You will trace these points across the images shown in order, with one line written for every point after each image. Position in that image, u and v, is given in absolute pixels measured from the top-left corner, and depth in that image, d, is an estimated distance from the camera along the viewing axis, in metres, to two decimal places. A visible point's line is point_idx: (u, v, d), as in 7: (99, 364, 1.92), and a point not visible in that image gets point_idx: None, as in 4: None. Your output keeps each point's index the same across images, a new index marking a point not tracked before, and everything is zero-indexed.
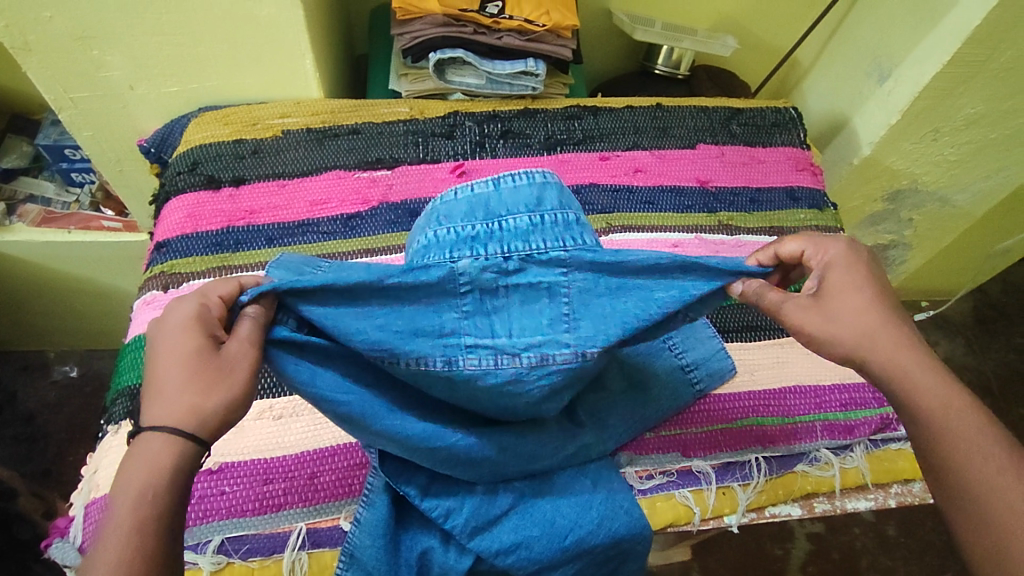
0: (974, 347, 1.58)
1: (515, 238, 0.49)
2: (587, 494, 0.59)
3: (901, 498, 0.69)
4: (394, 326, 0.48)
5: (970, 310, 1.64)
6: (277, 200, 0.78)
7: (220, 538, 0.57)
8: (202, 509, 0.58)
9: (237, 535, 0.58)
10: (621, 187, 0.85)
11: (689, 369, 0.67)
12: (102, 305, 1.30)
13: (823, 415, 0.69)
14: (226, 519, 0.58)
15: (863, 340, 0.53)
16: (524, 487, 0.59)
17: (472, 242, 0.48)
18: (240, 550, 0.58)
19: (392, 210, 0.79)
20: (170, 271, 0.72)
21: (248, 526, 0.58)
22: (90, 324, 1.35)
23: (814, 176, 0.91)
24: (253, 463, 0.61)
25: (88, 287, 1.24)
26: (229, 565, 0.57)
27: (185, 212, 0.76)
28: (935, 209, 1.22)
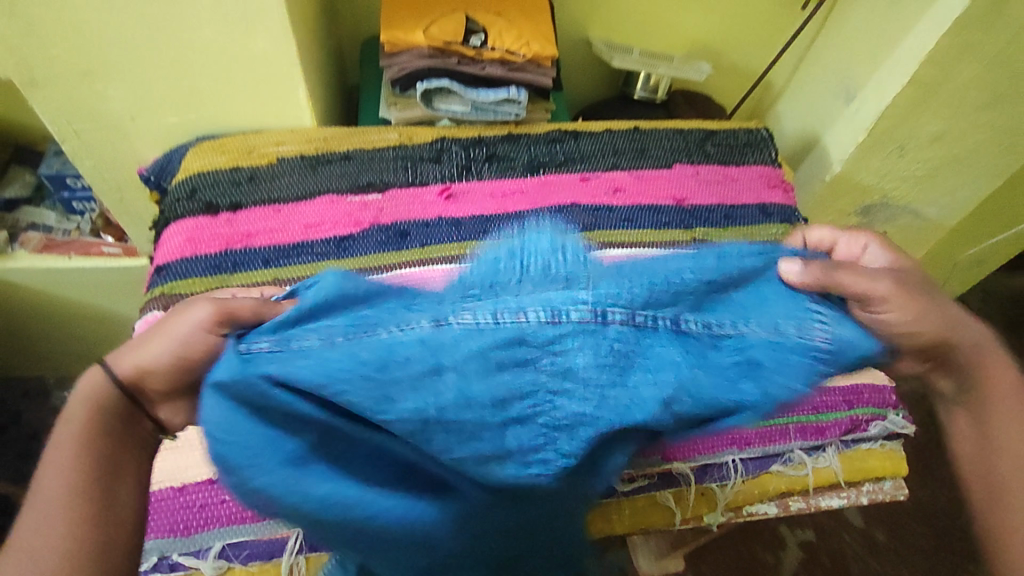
0: None
1: (527, 302, 0.40)
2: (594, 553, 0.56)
3: (872, 495, 0.74)
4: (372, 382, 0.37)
5: None
6: (272, 223, 0.82)
7: (221, 544, 0.62)
8: (203, 517, 0.63)
9: (237, 542, 0.62)
10: (601, 206, 0.89)
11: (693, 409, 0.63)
12: (102, 328, 1.33)
13: (797, 418, 0.72)
14: (226, 526, 0.63)
15: (914, 319, 0.52)
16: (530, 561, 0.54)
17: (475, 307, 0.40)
18: (240, 555, 0.62)
19: (382, 231, 0.83)
20: (170, 293, 0.76)
21: (247, 532, 0.63)
22: (89, 348, 1.38)
23: (786, 192, 0.96)
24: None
25: (88, 311, 1.27)
26: (230, 569, 0.62)
27: (185, 237, 0.80)
28: (908, 222, 1.27)
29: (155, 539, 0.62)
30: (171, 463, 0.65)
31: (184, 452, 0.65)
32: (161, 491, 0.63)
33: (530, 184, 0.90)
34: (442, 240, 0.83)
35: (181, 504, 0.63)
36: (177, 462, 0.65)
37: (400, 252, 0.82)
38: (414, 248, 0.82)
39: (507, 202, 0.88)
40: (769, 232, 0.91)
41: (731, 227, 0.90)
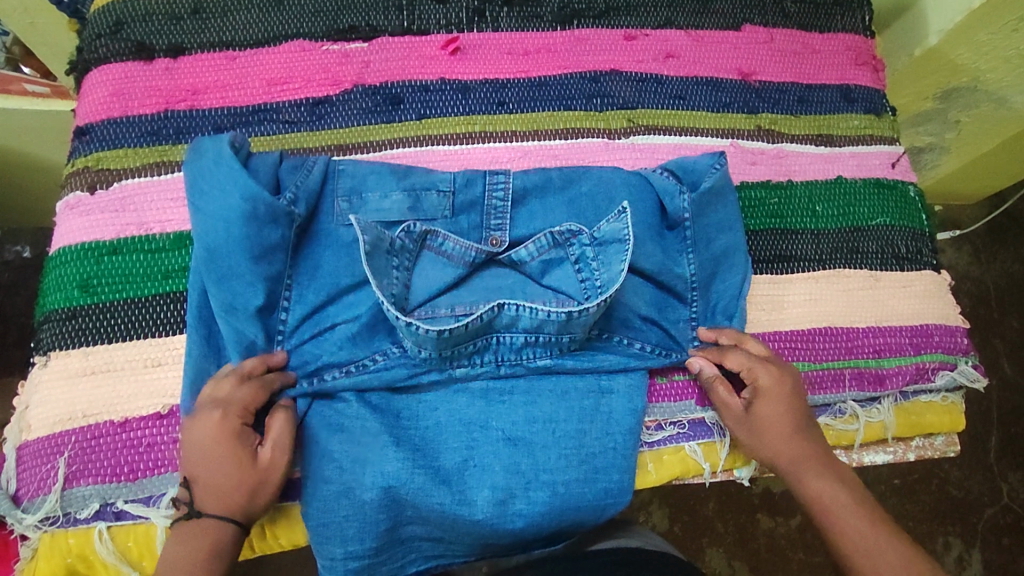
0: (981, 252, 1.24)
1: (510, 349, 0.56)
2: (542, 365, 0.57)
3: (921, 452, 0.64)
4: (396, 374, 0.54)
5: (982, 212, 1.26)
6: (226, 76, 0.64)
7: (121, 503, 0.50)
8: (92, 469, 0.50)
9: (137, 501, 0.50)
10: (647, 76, 0.71)
11: (694, 275, 0.60)
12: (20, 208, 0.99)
13: (853, 362, 0.63)
14: (119, 482, 0.50)
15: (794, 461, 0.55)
16: (500, 390, 0.56)
17: (475, 351, 0.55)
18: (155, 501, 0.51)
19: (369, 96, 0.65)
20: (96, 166, 0.59)
21: (145, 488, 0.50)
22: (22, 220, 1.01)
23: (876, 72, 0.77)
24: (166, 416, 0.52)
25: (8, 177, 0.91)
26: (133, 530, 0.51)
27: (111, 89, 0.62)
28: (988, 111, 0.99)
29: (57, 492, 0.50)
30: (68, 396, 0.52)
31: (122, 376, 0.53)
32: (62, 436, 0.51)
33: (559, 40, 0.70)
34: (445, 112, 0.66)
35: (80, 448, 0.51)
36: (116, 390, 0.52)
37: (391, 124, 0.65)
38: (409, 121, 0.65)
39: (528, 63, 0.69)
40: (849, 123, 0.73)
41: (803, 115, 0.73)
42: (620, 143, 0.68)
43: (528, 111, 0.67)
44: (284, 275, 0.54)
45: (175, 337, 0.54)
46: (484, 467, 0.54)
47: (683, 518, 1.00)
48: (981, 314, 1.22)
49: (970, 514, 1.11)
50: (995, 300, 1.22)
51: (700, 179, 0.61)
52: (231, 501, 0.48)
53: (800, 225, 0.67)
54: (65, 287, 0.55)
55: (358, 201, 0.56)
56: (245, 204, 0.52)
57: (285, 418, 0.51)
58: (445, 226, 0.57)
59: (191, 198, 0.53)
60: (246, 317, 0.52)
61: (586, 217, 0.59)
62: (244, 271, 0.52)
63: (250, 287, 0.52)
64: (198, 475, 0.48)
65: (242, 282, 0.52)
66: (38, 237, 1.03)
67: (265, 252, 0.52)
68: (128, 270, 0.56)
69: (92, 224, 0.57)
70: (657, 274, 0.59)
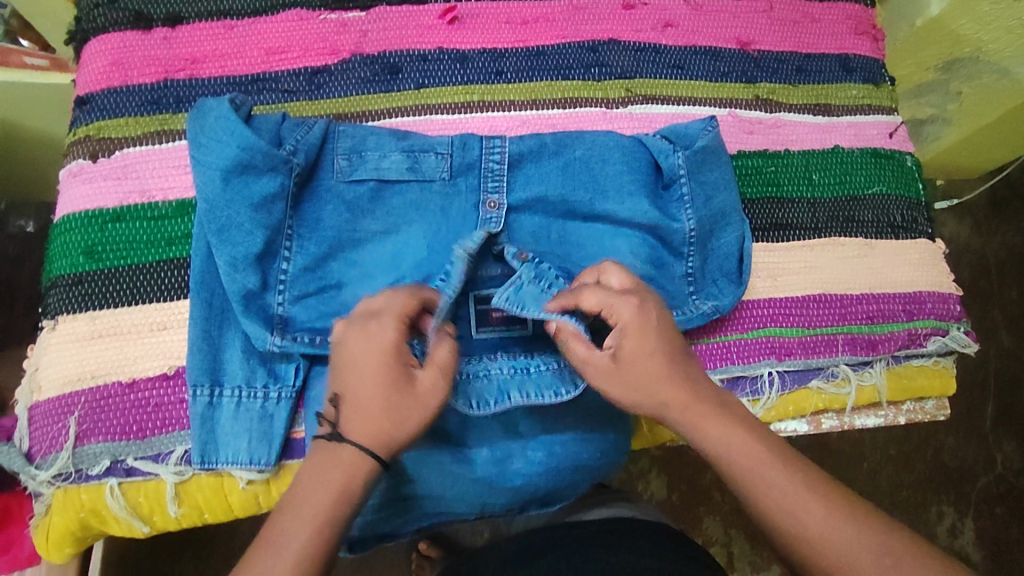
0: (982, 226, 1.25)
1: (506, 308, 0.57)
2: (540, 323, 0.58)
3: (912, 415, 0.66)
4: None
5: (984, 185, 1.25)
6: (225, 46, 0.64)
7: (132, 460, 0.52)
8: (103, 427, 0.52)
9: (147, 459, 0.52)
10: (646, 45, 0.71)
11: (691, 236, 0.60)
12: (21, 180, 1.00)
13: (846, 328, 0.64)
14: (129, 439, 0.52)
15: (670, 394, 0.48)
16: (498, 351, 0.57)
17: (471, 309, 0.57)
18: (165, 459, 0.52)
19: (367, 64, 0.65)
20: (98, 135, 0.60)
21: (155, 446, 0.52)
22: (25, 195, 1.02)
23: (875, 41, 0.77)
24: (173, 377, 0.53)
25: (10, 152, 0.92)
26: (144, 486, 0.52)
27: (110, 59, 0.62)
28: (991, 82, 0.98)
29: (70, 449, 0.51)
30: (77, 357, 0.53)
31: (129, 339, 0.54)
32: (72, 396, 0.52)
33: (558, 8, 0.70)
34: (442, 81, 0.66)
35: (90, 408, 0.52)
36: (124, 352, 0.54)
37: (390, 94, 0.65)
38: (408, 91, 0.65)
39: (527, 32, 0.69)
40: (847, 92, 0.73)
41: (802, 84, 0.73)
42: (618, 113, 0.68)
43: (526, 81, 0.67)
44: (285, 225, 0.54)
45: (180, 302, 0.55)
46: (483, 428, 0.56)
47: (681, 488, 1.02)
48: (980, 289, 1.22)
49: (963, 482, 1.12)
50: (995, 273, 1.22)
51: (696, 142, 0.61)
52: (376, 425, 0.45)
53: (797, 194, 0.68)
54: (70, 254, 0.56)
55: (357, 158, 0.57)
56: (243, 152, 0.52)
57: (452, 348, 0.47)
58: (442, 188, 0.58)
59: (192, 152, 0.53)
60: (246, 267, 0.52)
61: (582, 177, 0.60)
62: (244, 220, 0.52)
63: (249, 237, 0.52)
64: (348, 384, 0.46)
65: (242, 232, 0.52)
66: (41, 211, 1.04)
67: (265, 202, 0.53)
68: (132, 236, 0.57)
69: (95, 191, 0.58)
70: (650, 230, 0.60)
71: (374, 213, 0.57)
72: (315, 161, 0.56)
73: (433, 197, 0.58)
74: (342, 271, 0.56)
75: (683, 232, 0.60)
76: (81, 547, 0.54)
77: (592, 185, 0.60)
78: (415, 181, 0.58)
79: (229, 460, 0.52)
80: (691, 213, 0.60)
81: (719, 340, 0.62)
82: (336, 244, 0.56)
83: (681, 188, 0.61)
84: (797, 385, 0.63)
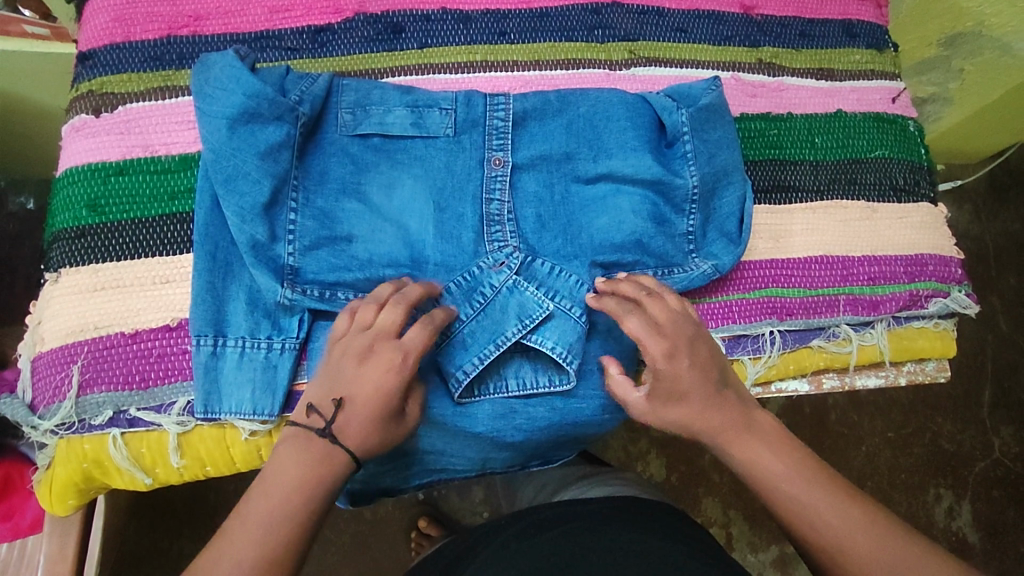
0: (982, 214, 1.24)
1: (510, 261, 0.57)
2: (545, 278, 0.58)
3: (912, 376, 0.66)
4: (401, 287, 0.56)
5: (984, 166, 1.25)
6: (228, 3, 0.64)
7: (134, 411, 0.52)
8: (105, 377, 0.52)
9: (149, 410, 0.52)
10: (649, 8, 0.70)
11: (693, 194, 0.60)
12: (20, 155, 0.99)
13: (848, 289, 0.64)
14: (132, 390, 0.52)
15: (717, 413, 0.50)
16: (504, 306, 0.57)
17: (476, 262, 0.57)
18: (167, 410, 0.52)
19: (370, 24, 0.65)
20: (101, 90, 0.59)
21: (158, 397, 0.52)
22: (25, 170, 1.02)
23: (878, 8, 0.76)
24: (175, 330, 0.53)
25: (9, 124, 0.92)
26: (146, 437, 0.52)
27: (113, 15, 0.62)
28: (992, 59, 0.98)
29: (72, 399, 0.51)
30: (79, 308, 0.53)
31: (131, 292, 0.54)
32: (75, 347, 0.52)
33: None
34: (446, 41, 0.66)
35: (93, 359, 0.52)
36: (126, 304, 0.54)
37: (393, 52, 0.65)
38: (410, 50, 0.65)
39: None
40: (850, 58, 0.73)
41: (805, 49, 0.72)
42: (621, 74, 0.68)
43: (529, 43, 0.67)
44: (290, 176, 0.54)
45: (182, 255, 0.55)
46: (485, 380, 0.56)
47: (680, 469, 1.02)
48: (979, 274, 1.22)
49: (961, 467, 1.13)
50: (995, 259, 1.23)
51: (699, 100, 0.62)
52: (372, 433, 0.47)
53: (799, 156, 0.68)
54: (73, 207, 0.56)
55: (361, 112, 0.57)
56: (249, 100, 0.53)
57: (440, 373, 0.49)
58: (447, 143, 0.58)
59: (197, 103, 0.54)
60: (252, 215, 0.52)
61: (585, 135, 0.60)
62: (250, 169, 0.53)
63: (256, 186, 0.53)
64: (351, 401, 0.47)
65: (248, 181, 0.52)
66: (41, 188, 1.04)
67: (271, 151, 0.53)
68: (134, 189, 0.57)
69: (97, 145, 0.57)
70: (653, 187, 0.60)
71: (378, 167, 0.57)
72: (319, 114, 0.57)
73: (437, 152, 0.58)
74: (346, 223, 0.55)
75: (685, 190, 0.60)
76: (84, 499, 0.54)
77: (595, 143, 0.60)
78: (418, 137, 0.58)
79: (233, 410, 0.52)
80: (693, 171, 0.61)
81: (721, 299, 0.62)
82: (340, 196, 0.56)
83: (685, 145, 0.61)
84: (798, 345, 0.63)
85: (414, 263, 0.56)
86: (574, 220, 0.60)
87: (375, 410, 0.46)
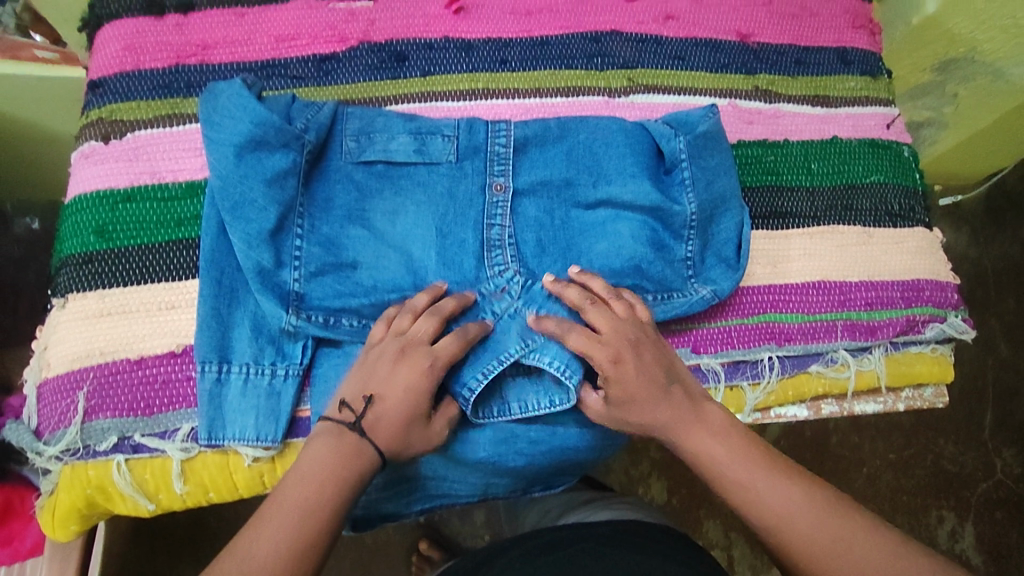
0: (979, 237, 1.26)
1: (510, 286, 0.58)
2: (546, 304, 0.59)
3: (911, 402, 0.66)
4: None
5: (981, 188, 1.27)
6: (236, 32, 0.65)
7: (139, 437, 0.52)
8: (111, 403, 0.52)
9: (154, 436, 0.53)
10: (648, 37, 0.72)
11: (691, 220, 0.61)
12: (26, 177, 1.00)
13: (845, 314, 0.65)
14: (136, 416, 0.52)
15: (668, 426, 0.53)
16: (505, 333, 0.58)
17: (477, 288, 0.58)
18: (171, 437, 0.53)
19: (374, 52, 0.66)
20: (110, 117, 0.61)
21: (162, 423, 0.53)
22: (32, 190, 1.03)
23: (872, 36, 0.78)
24: (181, 355, 0.54)
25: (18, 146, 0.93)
26: (150, 463, 0.53)
27: (123, 43, 0.63)
28: (986, 84, 1.00)
29: (78, 425, 0.52)
30: (85, 334, 0.54)
31: (137, 317, 0.55)
32: (81, 373, 0.53)
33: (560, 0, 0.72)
34: (448, 69, 0.67)
35: (98, 385, 0.53)
36: (132, 329, 0.54)
37: (396, 80, 0.66)
38: (413, 78, 0.66)
39: (531, 23, 0.70)
40: (845, 85, 0.74)
41: (800, 76, 0.74)
42: (620, 102, 0.69)
43: (530, 70, 0.68)
44: (296, 203, 0.55)
45: (188, 282, 0.56)
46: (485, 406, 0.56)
47: (682, 491, 1.02)
48: (978, 296, 1.23)
49: (963, 488, 1.13)
50: (993, 281, 1.24)
51: (698, 126, 0.63)
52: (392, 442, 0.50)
53: (796, 182, 0.69)
54: (81, 233, 0.57)
55: (365, 140, 0.58)
56: (257, 129, 0.54)
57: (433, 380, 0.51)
58: (449, 169, 0.59)
59: (205, 130, 0.55)
60: (259, 242, 0.53)
61: (584, 162, 0.61)
62: (257, 197, 0.53)
63: (262, 213, 0.53)
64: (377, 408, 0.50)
65: (255, 208, 0.53)
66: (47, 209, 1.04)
67: (277, 178, 0.54)
68: (141, 216, 0.57)
69: (106, 172, 0.58)
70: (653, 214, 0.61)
71: (381, 193, 0.58)
72: (325, 141, 0.58)
73: (439, 177, 0.59)
74: (350, 249, 0.56)
75: (682, 217, 0.61)
76: (86, 526, 0.54)
77: (594, 170, 0.61)
78: (421, 163, 0.59)
79: (236, 436, 0.52)
80: (690, 198, 0.62)
81: (720, 324, 0.63)
82: (343, 222, 0.57)
83: (683, 172, 0.62)
84: (797, 370, 0.64)
85: (416, 288, 0.57)
86: (573, 245, 0.60)
87: (403, 415, 0.50)
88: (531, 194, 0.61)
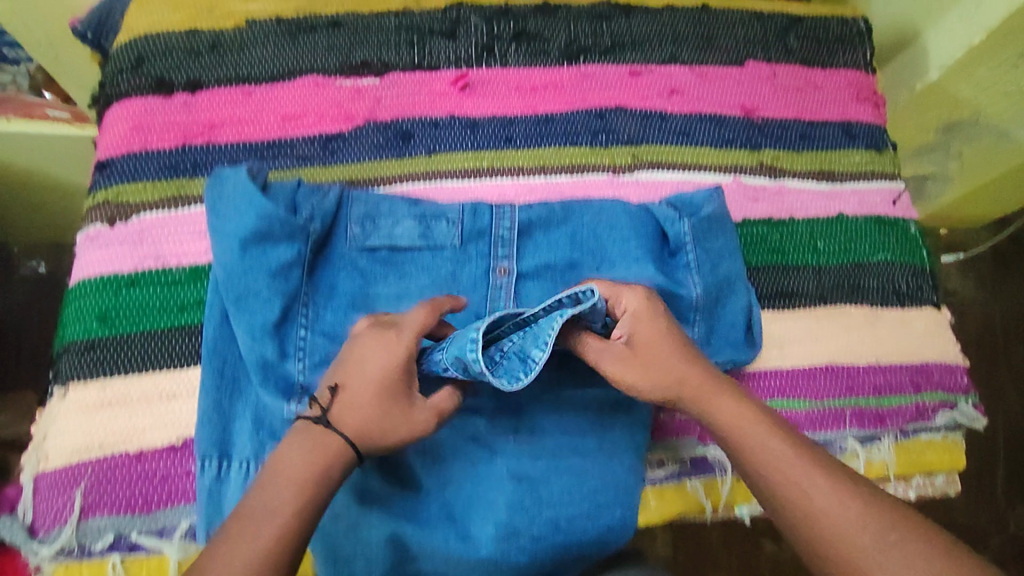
0: (989, 288, 1.25)
1: None
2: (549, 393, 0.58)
3: (922, 490, 0.65)
4: None
5: (989, 239, 1.26)
6: (243, 112, 0.66)
7: (135, 535, 0.52)
8: (108, 500, 0.52)
9: (150, 533, 0.52)
10: (653, 112, 0.72)
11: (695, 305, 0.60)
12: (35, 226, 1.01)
13: (853, 401, 0.64)
14: (134, 513, 0.52)
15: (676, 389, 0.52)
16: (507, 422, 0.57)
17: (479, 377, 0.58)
18: (168, 535, 0.52)
19: (380, 130, 0.67)
20: (116, 200, 0.61)
21: (159, 520, 0.52)
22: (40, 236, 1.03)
23: (877, 108, 0.78)
24: (180, 449, 0.53)
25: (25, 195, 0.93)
26: (146, 562, 0.52)
27: (131, 123, 0.64)
28: (992, 144, 1.00)
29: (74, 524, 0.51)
30: (84, 426, 0.53)
31: (138, 408, 0.54)
32: (79, 468, 0.52)
33: (565, 76, 0.72)
34: (454, 147, 0.67)
35: (96, 480, 0.52)
36: (132, 421, 0.54)
37: (402, 159, 0.66)
38: (419, 156, 0.67)
39: (537, 99, 0.71)
40: (850, 159, 0.74)
41: (806, 150, 0.74)
42: (624, 179, 0.69)
43: (535, 147, 0.69)
44: (300, 293, 0.55)
45: (190, 371, 0.56)
46: (486, 502, 0.55)
47: (688, 552, 1.00)
48: (987, 349, 1.22)
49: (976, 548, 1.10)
50: (1002, 334, 1.22)
51: (703, 210, 0.63)
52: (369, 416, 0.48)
53: (802, 262, 0.68)
54: (84, 320, 0.57)
55: (370, 226, 0.58)
56: (261, 222, 0.54)
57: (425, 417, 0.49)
58: (453, 255, 0.59)
59: (212, 221, 0.55)
60: (262, 335, 0.53)
61: (588, 246, 0.61)
62: (261, 288, 0.53)
63: (266, 304, 0.53)
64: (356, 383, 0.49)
65: (259, 299, 0.53)
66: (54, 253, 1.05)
67: (281, 269, 0.54)
68: (145, 302, 0.58)
69: (111, 257, 0.59)
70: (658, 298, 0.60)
71: (385, 279, 0.58)
72: (330, 228, 0.58)
73: (443, 263, 0.59)
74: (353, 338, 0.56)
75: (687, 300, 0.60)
76: None
77: (599, 253, 0.61)
78: (426, 249, 0.59)
79: None
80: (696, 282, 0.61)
81: None
82: (346, 311, 0.56)
83: (687, 255, 0.61)
84: None
85: None
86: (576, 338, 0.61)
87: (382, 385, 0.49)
88: (535, 278, 0.60)
